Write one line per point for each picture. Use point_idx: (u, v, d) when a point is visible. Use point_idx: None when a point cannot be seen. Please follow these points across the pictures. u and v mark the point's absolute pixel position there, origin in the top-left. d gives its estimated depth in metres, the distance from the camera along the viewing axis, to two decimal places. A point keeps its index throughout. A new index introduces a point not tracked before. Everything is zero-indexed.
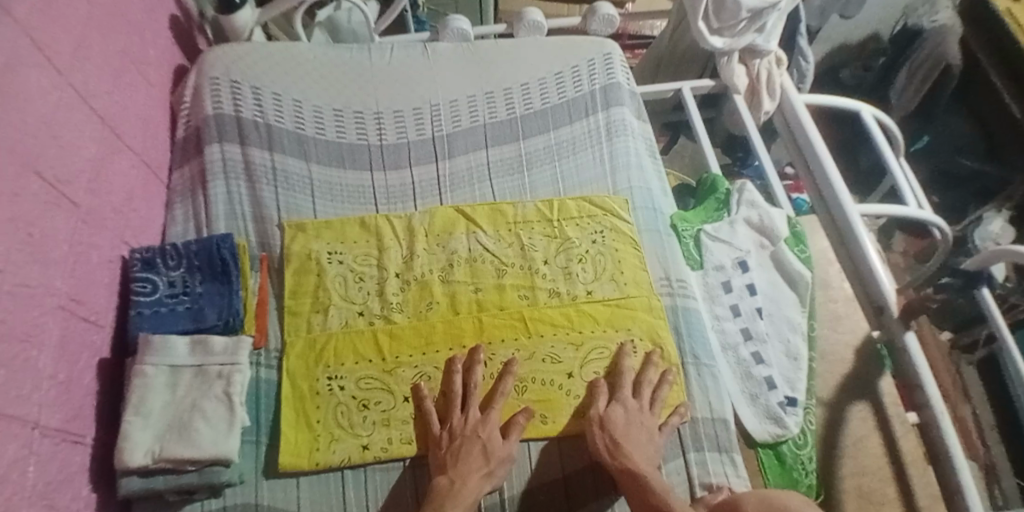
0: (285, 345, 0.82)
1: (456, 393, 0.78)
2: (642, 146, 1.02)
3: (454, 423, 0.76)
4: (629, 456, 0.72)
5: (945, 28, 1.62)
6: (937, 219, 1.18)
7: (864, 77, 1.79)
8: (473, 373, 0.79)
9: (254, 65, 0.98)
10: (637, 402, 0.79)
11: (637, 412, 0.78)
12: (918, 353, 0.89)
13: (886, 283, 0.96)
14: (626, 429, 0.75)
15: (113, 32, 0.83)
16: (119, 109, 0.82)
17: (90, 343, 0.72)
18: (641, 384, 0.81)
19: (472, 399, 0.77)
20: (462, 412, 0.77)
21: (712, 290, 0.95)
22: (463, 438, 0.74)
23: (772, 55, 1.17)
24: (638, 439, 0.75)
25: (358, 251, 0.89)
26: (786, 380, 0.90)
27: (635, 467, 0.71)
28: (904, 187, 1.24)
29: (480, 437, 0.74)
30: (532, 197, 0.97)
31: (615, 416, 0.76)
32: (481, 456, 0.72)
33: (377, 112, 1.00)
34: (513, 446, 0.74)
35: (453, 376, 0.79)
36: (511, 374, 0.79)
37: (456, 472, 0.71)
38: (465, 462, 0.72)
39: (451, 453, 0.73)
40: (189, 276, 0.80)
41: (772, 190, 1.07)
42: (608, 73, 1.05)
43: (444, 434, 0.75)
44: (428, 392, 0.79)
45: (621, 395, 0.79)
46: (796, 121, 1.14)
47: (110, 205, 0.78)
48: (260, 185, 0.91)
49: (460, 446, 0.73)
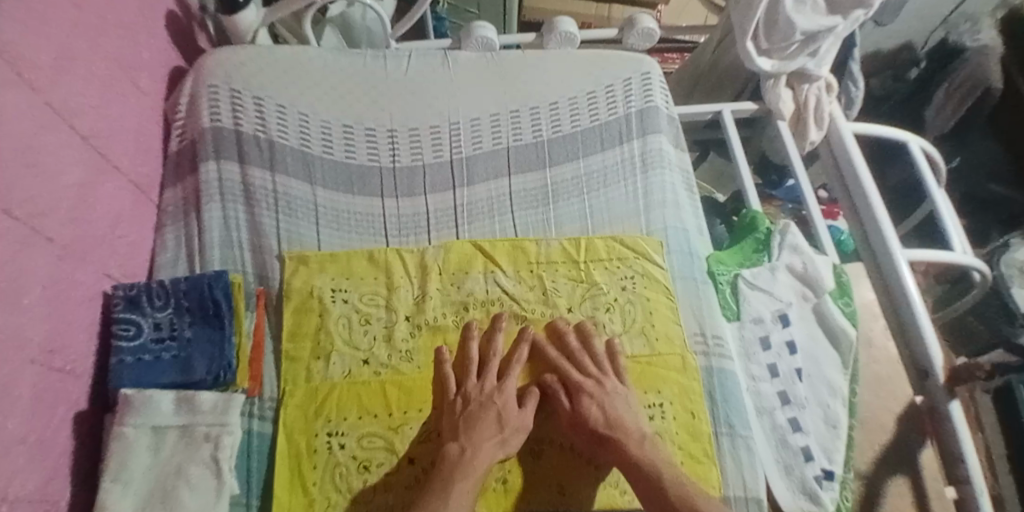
0: (282, 395, 0.74)
1: (473, 362, 0.77)
2: (679, 180, 0.93)
3: (469, 389, 0.75)
4: (619, 441, 0.71)
5: (987, 49, 1.52)
6: (977, 264, 1.11)
7: (896, 88, 1.63)
8: (492, 342, 0.78)
9: (257, 72, 0.89)
10: (595, 382, 0.76)
11: (604, 392, 0.75)
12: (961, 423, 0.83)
13: (934, 343, 0.89)
14: (604, 414, 0.73)
15: (100, 35, 0.73)
16: (105, 124, 0.73)
17: (66, 394, 0.65)
18: (581, 360, 0.78)
19: (491, 366, 0.77)
20: (479, 379, 0.76)
21: (748, 346, 0.87)
22: (478, 404, 0.73)
23: (823, 80, 1.07)
24: (619, 414, 0.73)
25: (365, 289, 0.81)
26: (823, 450, 0.82)
27: (629, 449, 0.71)
28: (950, 227, 1.14)
29: (496, 403, 0.73)
30: (557, 234, 0.88)
31: (589, 409, 0.74)
32: (494, 423, 0.72)
33: (391, 130, 0.91)
34: (529, 417, 0.74)
35: (468, 343, 0.78)
36: (528, 340, 0.79)
37: (468, 440, 0.70)
38: (478, 430, 0.70)
39: (464, 418, 0.72)
40: (178, 317, 0.72)
41: (811, 221, 1.00)
42: (646, 95, 0.96)
43: (459, 397, 0.74)
44: (449, 356, 0.77)
45: (576, 384, 0.76)
46: (843, 152, 1.05)
47: (91, 235, 0.70)
48: (260, 211, 0.83)
49: (475, 411, 0.72)
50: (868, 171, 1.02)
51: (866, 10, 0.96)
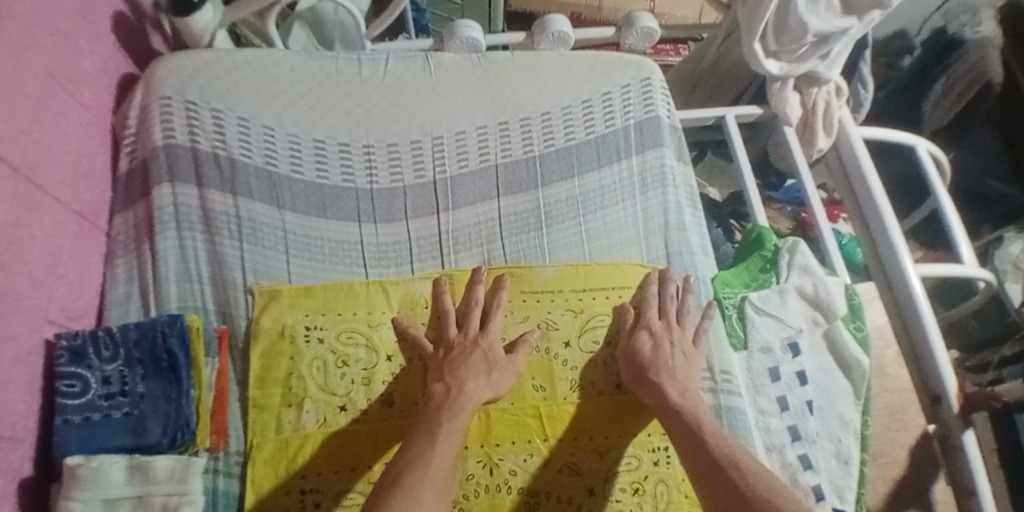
0: (249, 449, 0.67)
1: (450, 314, 0.74)
2: (684, 197, 0.87)
3: (451, 338, 0.72)
4: (662, 384, 0.70)
5: (986, 43, 1.42)
6: (984, 275, 1.03)
7: (890, 77, 1.51)
8: (473, 293, 0.75)
9: (216, 80, 0.80)
10: (666, 325, 0.76)
11: (670, 338, 0.75)
12: (975, 456, 0.80)
13: (949, 371, 0.84)
14: (654, 353, 0.73)
15: (31, 42, 0.62)
16: (42, 148, 0.64)
17: (5, 465, 0.56)
18: (668, 303, 0.78)
19: (472, 315, 0.74)
20: (460, 330, 0.74)
21: (756, 377, 0.82)
22: (462, 349, 0.71)
23: (833, 84, 1.00)
24: (669, 359, 0.72)
25: (343, 326, 0.73)
26: (834, 488, 0.77)
27: (667, 391, 0.69)
28: (954, 229, 1.05)
29: (480, 345, 0.71)
30: (551, 261, 0.81)
31: (643, 345, 0.74)
32: (482, 363, 0.70)
33: (367, 146, 0.83)
34: (517, 359, 0.72)
35: (442, 297, 0.75)
36: (504, 288, 0.76)
37: (453, 380, 0.67)
38: (464, 369, 0.69)
39: (448, 362, 0.70)
40: (128, 370, 0.64)
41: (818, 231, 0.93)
42: (646, 104, 0.89)
43: (441, 348, 0.72)
44: (409, 324, 0.74)
45: (646, 320, 0.76)
46: (851, 159, 0.98)
47: (28, 278, 0.60)
48: (221, 240, 0.74)
49: (458, 355, 0.70)
50: (879, 180, 0.95)
51: (882, 11, 0.89)
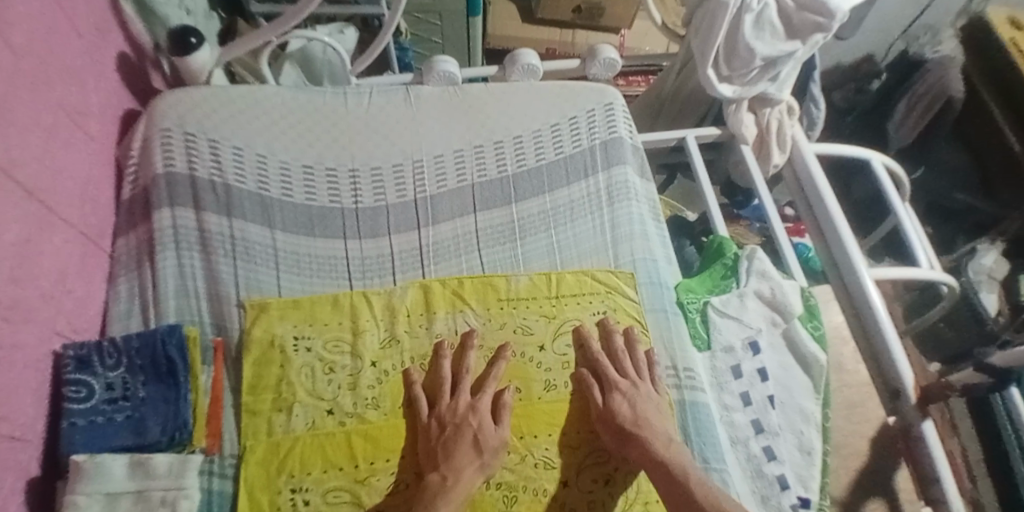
0: (242, 450, 0.71)
1: (445, 381, 0.76)
2: (646, 209, 0.94)
3: (442, 411, 0.74)
4: (645, 439, 0.72)
5: (948, 59, 1.50)
6: (946, 279, 1.04)
7: (859, 101, 1.61)
8: (464, 359, 0.78)
9: (212, 113, 0.87)
10: (630, 383, 0.78)
11: (637, 393, 0.77)
12: (936, 444, 0.82)
13: (905, 365, 0.87)
14: (633, 413, 0.75)
15: (43, 81, 0.69)
16: (51, 173, 0.69)
17: (15, 463, 0.60)
18: (622, 363, 0.80)
19: (463, 385, 0.76)
20: (452, 399, 0.75)
21: (719, 375, 0.87)
22: (454, 427, 0.73)
23: (784, 104, 1.09)
24: (648, 415, 0.75)
25: (329, 336, 0.79)
26: (798, 478, 0.81)
27: (653, 448, 0.72)
28: (911, 238, 1.09)
29: (472, 425, 0.72)
30: (526, 270, 0.87)
31: (619, 406, 0.75)
32: (472, 447, 0.71)
33: (352, 169, 0.90)
34: (506, 431, 0.73)
35: (442, 359, 0.78)
36: (504, 358, 0.78)
37: (449, 469, 0.69)
38: (457, 457, 0.70)
39: (441, 445, 0.71)
40: (131, 377, 0.69)
41: (775, 238, 0.98)
42: (609, 126, 0.96)
43: (433, 421, 0.73)
44: (418, 379, 0.77)
45: (612, 381, 0.78)
46: (805, 173, 1.05)
47: (39, 292, 0.65)
48: (217, 259, 0.80)
49: (451, 436, 0.72)
50: (829, 189, 1.03)
51: (824, 35, 0.97)
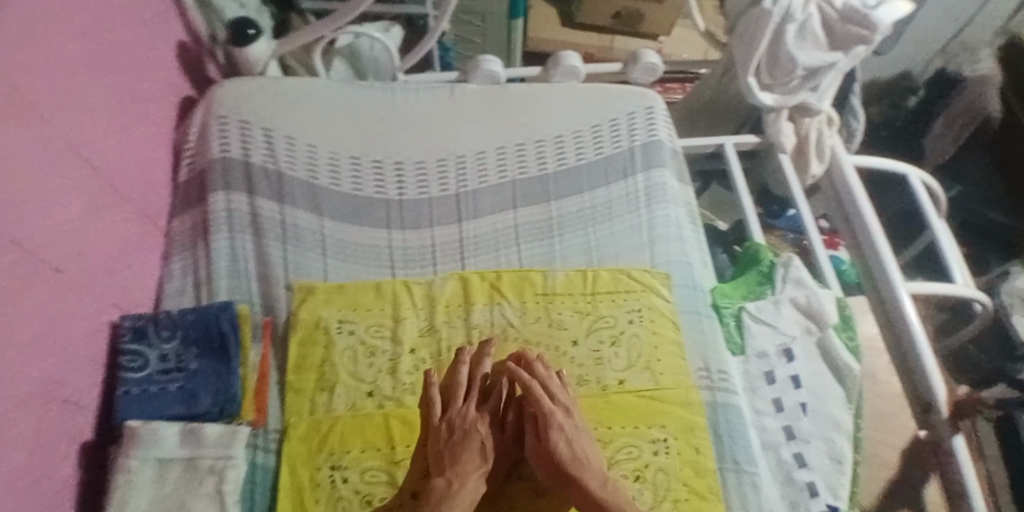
0: (286, 426, 0.74)
1: (461, 386, 0.74)
2: (682, 213, 0.95)
3: (453, 416, 0.71)
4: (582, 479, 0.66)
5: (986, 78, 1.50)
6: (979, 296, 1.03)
7: (892, 116, 1.67)
8: (479, 367, 0.76)
9: (267, 102, 0.91)
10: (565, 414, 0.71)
11: (573, 427, 0.70)
12: (967, 460, 0.80)
13: (938, 380, 0.87)
14: (570, 449, 0.68)
15: (109, 66, 0.73)
16: (112, 153, 0.73)
17: (72, 425, 0.64)
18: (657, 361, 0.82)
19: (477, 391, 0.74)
20: (465, 404, 0.73)
21: (753, 380, 0.87)
22: (463, 433, 0.70)
23: (825, 114, 1.08)
24: (588, 453, 0.69)
25: (371, 321, 0.81)
26: (830, 486, 0.81)
27: (595, 492, 0.65)
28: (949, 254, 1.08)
29: (479, 433, 0.70)
30: (562, 266, 0.89)
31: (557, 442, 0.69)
32: (479, 453, 0.69)
33: (398, 162, 0.92)
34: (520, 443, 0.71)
35: (460, 365, 0.75)
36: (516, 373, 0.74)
37: (454, 472, 0.66)
38: (463, 464, 0.67)
39: (450, 448, 0.68)
40: (184, 348, 0.72)
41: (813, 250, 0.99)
42: (649, 130, 0.98)
43: (443, 425, 0.71)
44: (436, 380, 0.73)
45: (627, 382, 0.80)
46: (843, 184, 1.06)
47: (98, 265, 0.69)
48: (268, 244, 0.83)
49: (460, 441, 0.69)
50: (868, 199, 1.03)
51: (867, 47, 0.97)
